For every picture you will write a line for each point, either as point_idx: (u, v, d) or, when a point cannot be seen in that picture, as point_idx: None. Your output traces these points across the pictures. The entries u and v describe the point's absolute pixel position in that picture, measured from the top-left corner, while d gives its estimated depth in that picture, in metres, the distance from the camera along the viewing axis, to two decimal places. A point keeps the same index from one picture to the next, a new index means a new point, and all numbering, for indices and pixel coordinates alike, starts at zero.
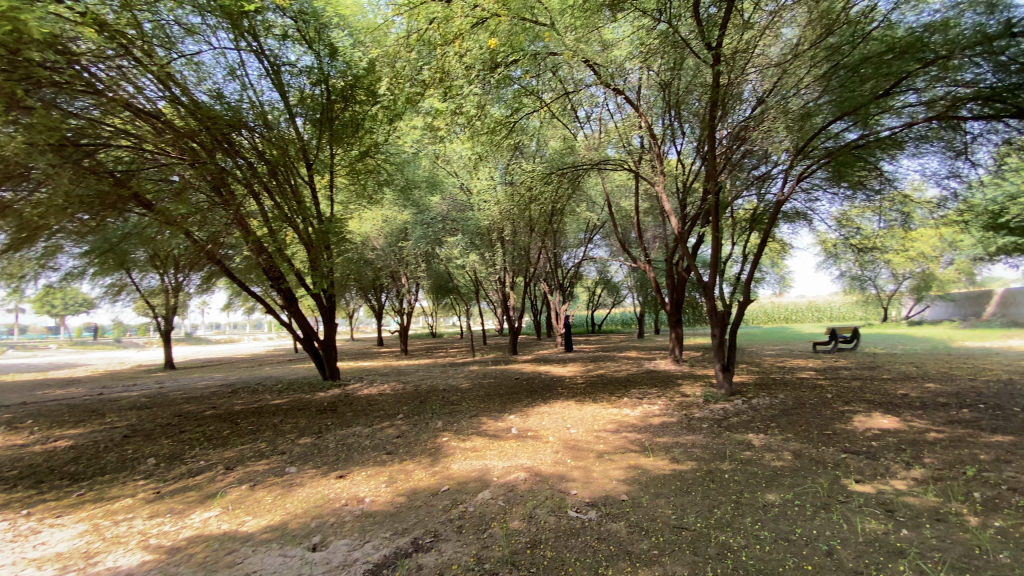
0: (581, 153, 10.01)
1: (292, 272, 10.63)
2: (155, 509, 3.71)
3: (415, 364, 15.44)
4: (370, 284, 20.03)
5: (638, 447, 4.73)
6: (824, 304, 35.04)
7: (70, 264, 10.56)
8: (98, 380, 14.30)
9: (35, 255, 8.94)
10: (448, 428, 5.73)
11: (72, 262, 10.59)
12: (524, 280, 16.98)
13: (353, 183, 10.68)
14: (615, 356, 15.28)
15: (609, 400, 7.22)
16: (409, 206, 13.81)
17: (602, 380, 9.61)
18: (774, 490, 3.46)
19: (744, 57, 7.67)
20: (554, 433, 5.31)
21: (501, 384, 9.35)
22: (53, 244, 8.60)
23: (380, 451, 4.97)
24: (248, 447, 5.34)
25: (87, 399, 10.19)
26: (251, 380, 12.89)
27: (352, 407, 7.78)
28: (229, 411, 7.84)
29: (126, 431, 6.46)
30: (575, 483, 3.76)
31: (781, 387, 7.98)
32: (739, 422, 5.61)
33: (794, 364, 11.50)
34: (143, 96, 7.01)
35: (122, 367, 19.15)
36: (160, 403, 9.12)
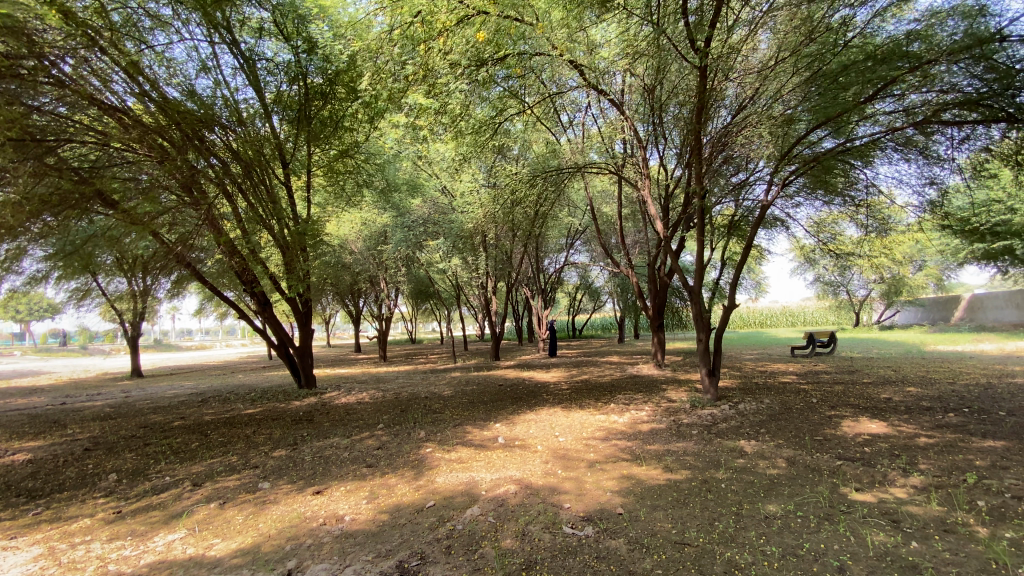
0: (566, 156, 9.91)
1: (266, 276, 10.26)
2: (115, 530, 3.37)
3: (395, 371, 15.09)
4: (348, 288, 19.59)
5: (630, 455, 4.58)
6: (798, 309, 35.73)
7: (29, 266, 10.00)
8: (59, 389, 13.59)
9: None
10: (432, 438, 5.50)
11: (32, 264, 10.04)
12: (506, 284, 16.80)
13: (331, 184, 10.40)
14: (598, 361, 15.19)
15: (596, 406, 7.08)
16: (389, 209, 13.54)
17: (587, 385, 9.47)
18: (774, 500, 3.35)
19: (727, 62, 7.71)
20: (542, 441, 5.14)
21: (484, 391, 9.13)
22: (15, 246, 8.13)
23: (360, 463, 4.72)
24: (219, 461, 5.02)
25: (45, 409, 9.61)
26: (223, 388, 12.38)
27: (330, 416, 7.46)
28: (199, 422, 7.45)
29: (86, 444, 6.04)
30: (568, 496, 3.59)
31: (765, 392, 7.95)
32: (729, 428, 5.52)
33: (775, 368, 11.56)
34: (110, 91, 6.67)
35: (85, 374, 18.27)
36: (124, 413, 8.63)
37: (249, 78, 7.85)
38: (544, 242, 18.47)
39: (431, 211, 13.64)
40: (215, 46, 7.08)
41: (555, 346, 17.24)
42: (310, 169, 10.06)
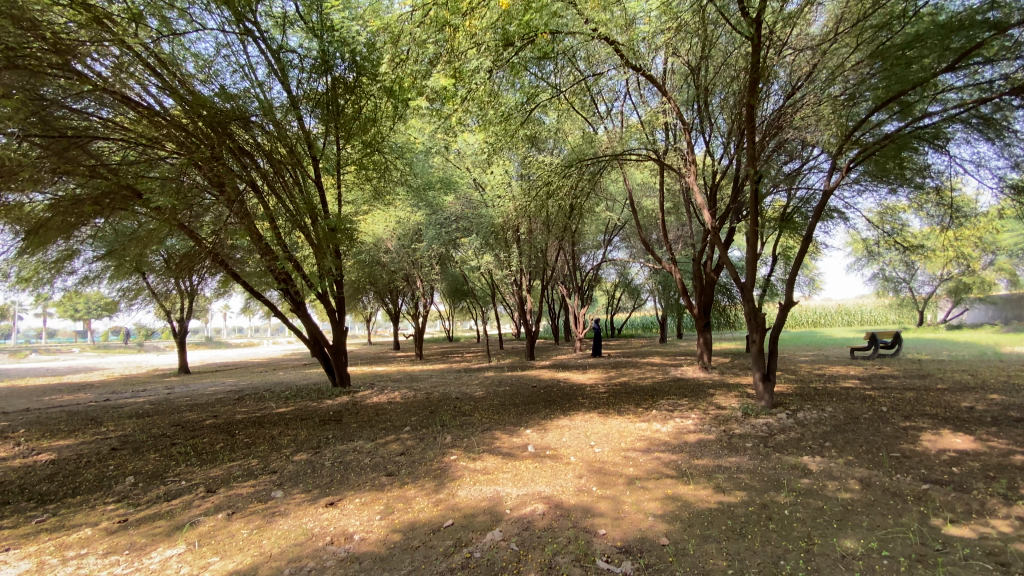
0: (603, 146, 9.41)
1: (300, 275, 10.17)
2: (114, 543, 3.21)
3: (429, 370, 14.90)
4: (386, 286, 19.64)
5: (675, 472, 4.08)
6: (854, 307, 33.65)
7: (79, 266, 10.33)
8: (111, 384, 14.12)
9: (44, 258, 8.71)
10: (458, 445, 5.15)
11: (82, 264, 10.37)
12: (542, 282, 16.34)
13: (362, 181, 10.25)
14: (638, 362, 14.52)
15: (636, 413, 6.56)
16: (422, 207, 13.41)
17: (626, 389, 8.91)
18: (851, 535, 2.79)
19: (781, 38, 7.04)
20: (576, 452, 4.69)
21: (517, 393, 8.74)
22: (62, 248, 8.36)
23: (380, 471, 4.40)
24: (238, 465, 4.84)
25: (91, 405, 9.88)
26: (261, 386, 12.47)
27: (358, 417, 7.24)
28: (229, 421, 7.38)
29: (114, 443, 6.02)
30: (604, 519, 3.14)
31: (826, 398, 7.20)
32: (788, 441, 4.90)
33: (834, 371, 10.62)
34: (144, 91, 6.67)
35: (138, 371, 19.02)
36: (161, 411, 8.71)
37: (277, 72, 7.71)
38: (581, 238, 17.93)
39: (464, 208, 13.66)
40: (243, 42, 7.01)
41: (598, 346, 16.61)
42: (342, 167, 9.91)
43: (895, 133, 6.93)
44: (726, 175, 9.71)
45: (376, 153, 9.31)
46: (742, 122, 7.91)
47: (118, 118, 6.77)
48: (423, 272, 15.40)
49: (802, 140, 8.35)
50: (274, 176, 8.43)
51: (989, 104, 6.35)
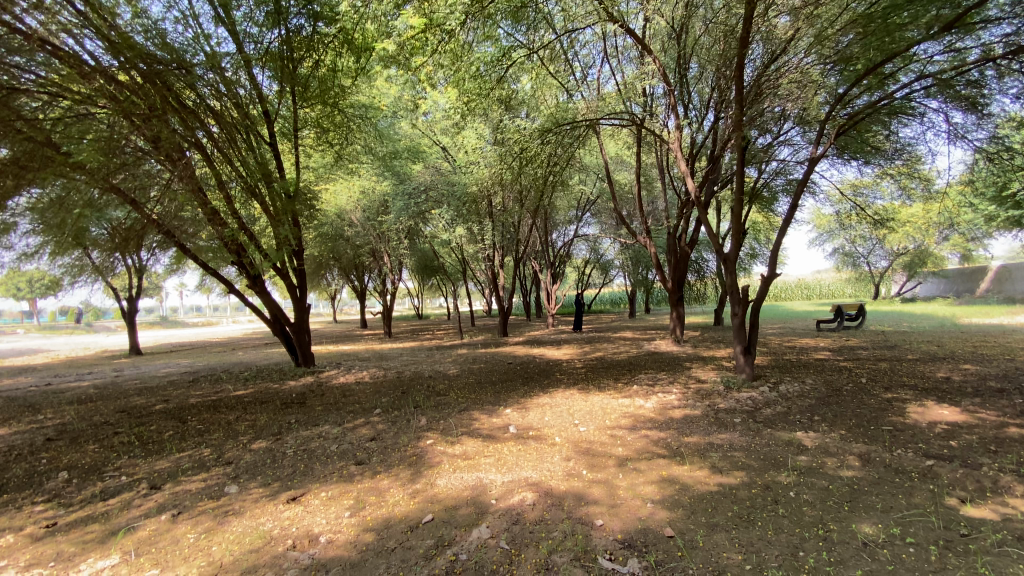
0: (580, 112, 9.03)
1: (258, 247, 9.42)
2: (38, 552, 2.65)
3: (398, 348, 14.43)
4: (352, 261, 18.87)
5: (667, 451, 3.84)
6: (814, 282, 34.68)
7: (15, 241, 9.38)
8: (54, 367, 13.13)
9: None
10: (433, 427, 4.79)
11: (18, 239, 9.40)
12: (515, 258, 15.93)
13: (323, 146, 9.53)
14: (612, 336, 14.44)
15: (617, 388, 6.35)
16: (389, 176, 12.71)
17: (603, 364, 8.73)
18: (867, 519, 2.60)
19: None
20: (561, 432, 4.41)
21: (492, 370, 8.44)
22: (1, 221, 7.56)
23: (348, 459, 4.01)
24: (189, 456, 4.37)
25: (27, 390, 9.04)
26: (219, 367, 11.78)
27: (325, 399, 6.78)
28: (182, 405, 6.81)
29: (49, 433, 5.39)
30: (600, 508, 2.86)
31: (803, 370, 7.19)
32: (776, 415, 4.75)
33: (805, 343, 10.76)
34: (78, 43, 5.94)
35: (86, 353, 17.77)
36: (107, 396, 8.02)
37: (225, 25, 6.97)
38: (553, 213, 17.60)
39: (433, 176, 12.68)
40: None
41: (581, 320, 16.47)
42: (301, 133, 9.26)
43: (865, 109, 6.92)
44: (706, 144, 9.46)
45: (338, 115, 8.61)
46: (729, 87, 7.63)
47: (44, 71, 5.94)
48: (390, 246, 14.77)
49: (778, 111, 8.21)
50: (227, 142, 7.75)
51: (974, 72, 6.21)
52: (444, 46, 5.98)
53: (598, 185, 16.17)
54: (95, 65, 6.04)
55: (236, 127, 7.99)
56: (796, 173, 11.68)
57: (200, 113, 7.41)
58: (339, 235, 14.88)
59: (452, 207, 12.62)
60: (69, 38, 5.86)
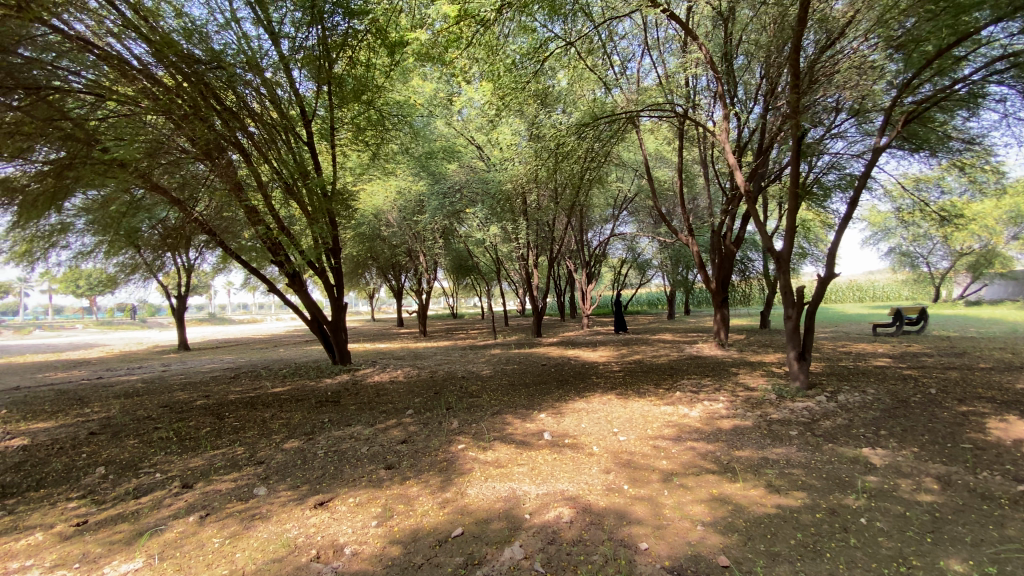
0: (619, 105, 8.70)
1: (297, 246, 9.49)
2: (65, 551, 2.62)
3: (433, 347, 14.40)
4: (388, 260, 19.05)
5: (716, 466, 3.54)
6: (866, 284, 32.89)
7: (75, 241, 9.81)
8: (108, 361, 13.70)
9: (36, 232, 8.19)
10: (465, 431, 4.62)
11: (77, 238, 9.81)
12: (549, 258, 15.62)
13: (360, 146, 9.56)
14: (650, 339, 13.98)
15: (658, 394, 6.02)
16: (424, 175, 12.69)
17: (641, 367, 8.38)
18: (954, 554, 2.28)
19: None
20: (600, 441, 4.16)
21: (526, 372, 8.22)
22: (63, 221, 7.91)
23: (378, 463, 3.88)
24: (222, 454, 4.35)
25: (81, 383, 9.45)
26: (259, 363, 12.02)
27: (358, 398, 6.73)
28: (221, 401, 6.90)
29: (94, 426, 5.53)
30: (644, 528, 2.62)
31: (862, 378, 6.66)
32: (836, 429, 4.36)
33: (861, 349, 10.06)
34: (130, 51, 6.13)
35: (139, 347, 18.55)
36: (153, 390, 8.26)
37: (265, 28, 7.01)
38: (589, 211, 17.25)
39: (468, 175, 12.50)
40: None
41: (623, 320, 16.05)
42: (338, 134, 9.29)
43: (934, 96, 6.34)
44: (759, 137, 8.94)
45: (375, 115, 8.60)
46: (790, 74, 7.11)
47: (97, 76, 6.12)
48: (425, 246, 14.75)
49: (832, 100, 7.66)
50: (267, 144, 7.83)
51: None
52: (479, 38, 5.84)
53: (637, 182, 15.74)
54: (142, 68, 6.17)
55: (275, 130, 8.08)
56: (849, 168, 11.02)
57: (241, 115, 7.51)
58: (375, 234, 15.01)
59: (487, 206, 12.39)
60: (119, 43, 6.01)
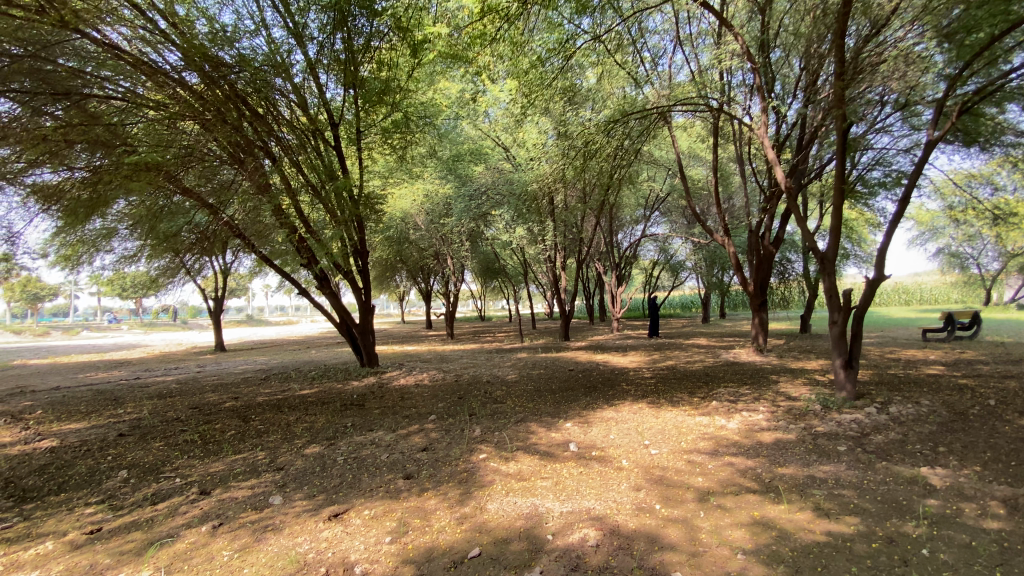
0: (650, 100, 8.40)
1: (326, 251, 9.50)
2: (75, 561, 2.59)
3: (460, 350, 14.29)
4: (417, 263, 19.11)
5: (757, 485, 3.27)
6: (913, 286, 31.26)
7: (116, 245, 10.10)
8: (147, 362, 14.10)
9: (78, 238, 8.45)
10: (488, 440, 4.45)
11: (118, 242, 10.11)
12: (578, 260, 15.32)
13: (387, 151, 9.56)
14: (683, 343, 13.52)
15: (692, 403, 5.71)
16: (451, 178, 12.63)
17: (674, 374, 8.03)
18: None
19: None
20: (629, 454, 3.92)
21: (553, 377, 7.99)
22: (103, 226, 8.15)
23: (396, 472, 3.74)
24: (242, 459, 4.29)
25: (119, 384, 9.70)
26: (289, 365, 12.15)
27: (382, 402, 6.63)
28: (248, 403, 6.93)
29: (124, 428, 5.60)
30: (677, 555, 2.39)
31: (915, 388, 6.18)
32: (889, 444, 3.99)
33: (911, 356, 9.43)
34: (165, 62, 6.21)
35: (178, 348, 19.11)
36: (185, 391, 8.40)
37: (293, 34, 6.96)
38: (619, 212, 16.90)
39: (494, 176, 12.38)
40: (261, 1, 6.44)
41: (656, 325, 15.60)
42: (364, 138, 9.29)
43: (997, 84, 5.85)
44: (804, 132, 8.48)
45: (401, 119, 8.55)
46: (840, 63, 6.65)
47: (135, 86, 6.26)
48: (452, 248, 14.68)
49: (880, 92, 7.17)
50: (297, 150, 7.84)
51: None
52: (504, 35, 5.69)
53: (668, 182, 15.33)
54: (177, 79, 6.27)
55: (302, 135, 8.11)
56: (894, 165, 10.43)
57: (271, 121, 7.54)
58: (403, 237, 15.07)
59: (513, 207, 12.22)
60: (154, 52, 6.12)
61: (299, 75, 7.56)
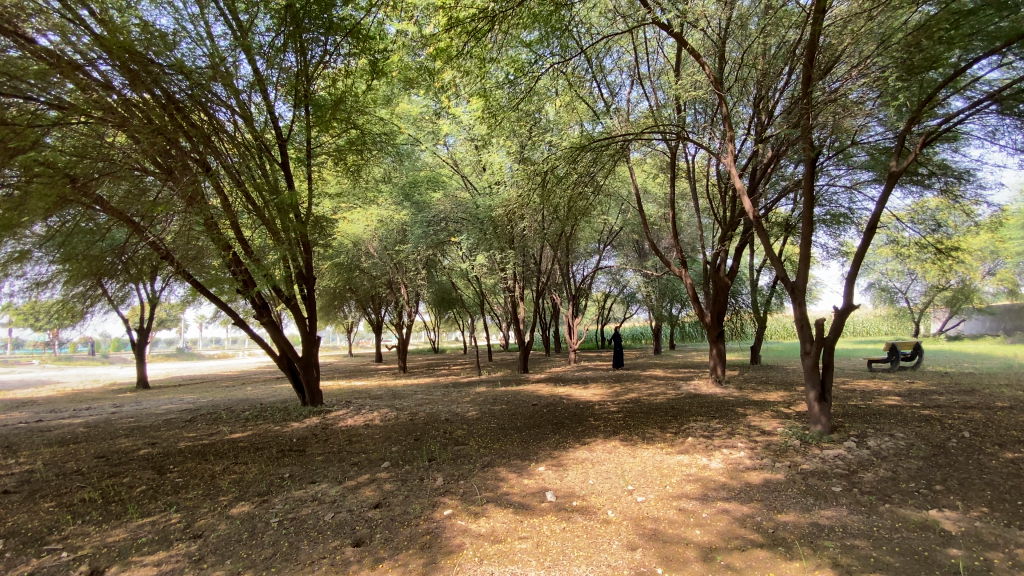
0: (613, 130, 8.36)
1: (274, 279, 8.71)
2: None
3: (412, 385, 13.48)
4: (369, 293, 18.27)
5: (763, 538, 2.91)
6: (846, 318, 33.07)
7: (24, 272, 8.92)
8: (55, 402, 12.43)
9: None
10: (453, 490, 3.90)
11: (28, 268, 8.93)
12: (536, 290, 14.99)
13: (341, 174, 9.02)
14: (642, 375, 13.32)
15: (668, 440, 5.38)
16: (408, 205, 12.16)
17: (641, 408, 7.74)
18: None
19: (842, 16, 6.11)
20: (613, 503, 3.48)
21: (516, 413, 7.51)
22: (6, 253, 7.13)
23: (343, 538, 3.12)
24: (152, 524, 3.53)
25: (12, 428, 8.32)
26: (221, 404, 10.97)
27: (327, 446, 5.91)
28: (169, 451, 5.98)
29: (7, 484, 4.61)
30: None
31: (883, 420, 6.12)
32: (883, 484, 3.79)
33: (864, 386, 9.60)
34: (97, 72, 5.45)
35: (94, 385, 17.11)
36: (92, 437, 7.25)
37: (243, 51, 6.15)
38: (575, 243, 16.87)
39: (454, 204, 12.01)
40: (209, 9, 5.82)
41: (621, 357, 15.33)
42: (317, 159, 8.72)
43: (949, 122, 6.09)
44: (764, 167, 8.65)
45: (360, 143, 8.08)
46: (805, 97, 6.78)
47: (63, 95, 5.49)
48: (407, 277, 14.07)
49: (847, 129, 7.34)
50: (243, 172, 7.14)
51: None
52: (470, 51, 5.38)
53: (622, 216, 15.66)
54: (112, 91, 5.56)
55: (249, 156, 7.45)
56: (835, 204, 10.97)
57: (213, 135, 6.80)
58: (353, 265, 14.34)
59: (474, 234, 11.83)
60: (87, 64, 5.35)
61: (246, 89, 6.94)
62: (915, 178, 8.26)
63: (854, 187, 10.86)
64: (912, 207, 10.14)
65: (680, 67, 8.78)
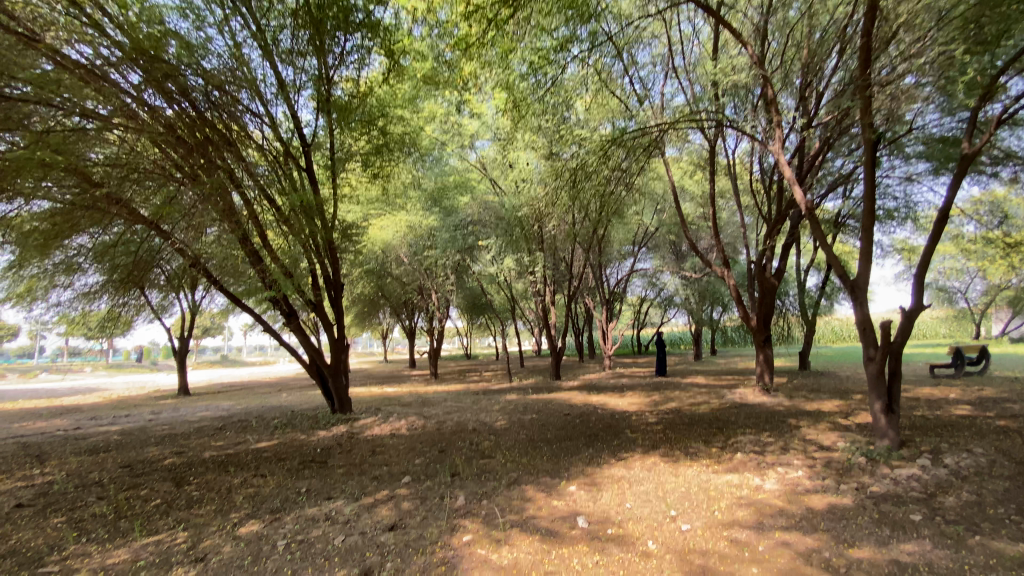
0: (645, 122, 7.93)
1: (306, 289, 8.52)
2: None
3: (443, 392, 13.24)
4: (401, 299, 18.26)
5: None
6: None
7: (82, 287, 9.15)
8: (100, 409, 12.79)
9: (22, 277, 7.54)
10: (473, 511, 3.57)
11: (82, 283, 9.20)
12: (568, 295, 14.49)
13: (367, 179, 8.86)
14: (681, 383, 12.65)
15: (713, 456, 4.89)
16: (436, 210, 11.97)
17: (681, 418, 7.24)
18: None
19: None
20: (654, 532, 3.07)
21: (546, 422, 7.14)
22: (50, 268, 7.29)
23: (350, 566, 2.82)
24: (157, 543, 3.33)
25: (53, 435, 8.48)
26: (253, 411, 10.99)
27: (350, 458, 5.68)
28: (192, 461, 5.87)
29: (27, 496, 4.55)
30: None
31: (958, 433, 5.44)
32: (969, 510, 3.22)
33: (930, 394, 8.74)
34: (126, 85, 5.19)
35: (139, 392, 17.64)
36: (123, 445, 7.27)
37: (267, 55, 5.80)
38: (607, 246, 16.39)
39: (482, 207, 11.79)
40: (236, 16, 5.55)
41: (663, 364, 14.67)
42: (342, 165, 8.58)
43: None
44: (815, 158, 7.97)
45: (384, 147, 7.86)
46: (863, 76, 6.14)
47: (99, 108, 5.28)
48: (437, 283, 13.88)
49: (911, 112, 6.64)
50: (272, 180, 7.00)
51: None
52: (492, 41, 5.10)
53: (656, 216, 15.12)
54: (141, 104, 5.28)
55: (276, 165, 7.31)
56: (889, 199, 10.16)
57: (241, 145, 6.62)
58: (383, 271, 14.29)
59: (502, 237, 11.49)
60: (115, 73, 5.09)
61: (270, 95, 6.77)
62: (986, 166, 7.48)
63: (911, 180, 10.06)
64: (977, 198, 9.29)
65: (717, 54, 8.26)
